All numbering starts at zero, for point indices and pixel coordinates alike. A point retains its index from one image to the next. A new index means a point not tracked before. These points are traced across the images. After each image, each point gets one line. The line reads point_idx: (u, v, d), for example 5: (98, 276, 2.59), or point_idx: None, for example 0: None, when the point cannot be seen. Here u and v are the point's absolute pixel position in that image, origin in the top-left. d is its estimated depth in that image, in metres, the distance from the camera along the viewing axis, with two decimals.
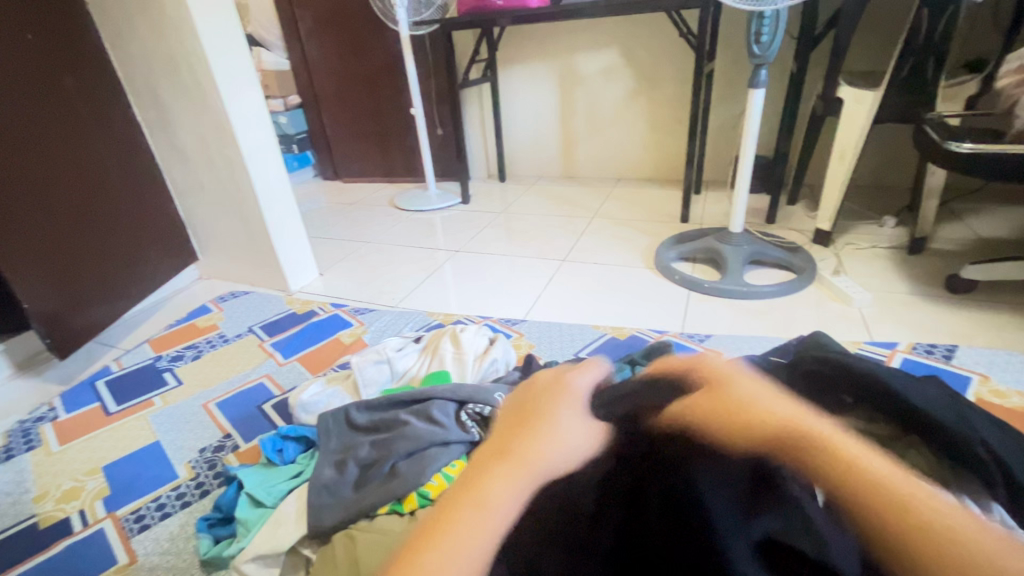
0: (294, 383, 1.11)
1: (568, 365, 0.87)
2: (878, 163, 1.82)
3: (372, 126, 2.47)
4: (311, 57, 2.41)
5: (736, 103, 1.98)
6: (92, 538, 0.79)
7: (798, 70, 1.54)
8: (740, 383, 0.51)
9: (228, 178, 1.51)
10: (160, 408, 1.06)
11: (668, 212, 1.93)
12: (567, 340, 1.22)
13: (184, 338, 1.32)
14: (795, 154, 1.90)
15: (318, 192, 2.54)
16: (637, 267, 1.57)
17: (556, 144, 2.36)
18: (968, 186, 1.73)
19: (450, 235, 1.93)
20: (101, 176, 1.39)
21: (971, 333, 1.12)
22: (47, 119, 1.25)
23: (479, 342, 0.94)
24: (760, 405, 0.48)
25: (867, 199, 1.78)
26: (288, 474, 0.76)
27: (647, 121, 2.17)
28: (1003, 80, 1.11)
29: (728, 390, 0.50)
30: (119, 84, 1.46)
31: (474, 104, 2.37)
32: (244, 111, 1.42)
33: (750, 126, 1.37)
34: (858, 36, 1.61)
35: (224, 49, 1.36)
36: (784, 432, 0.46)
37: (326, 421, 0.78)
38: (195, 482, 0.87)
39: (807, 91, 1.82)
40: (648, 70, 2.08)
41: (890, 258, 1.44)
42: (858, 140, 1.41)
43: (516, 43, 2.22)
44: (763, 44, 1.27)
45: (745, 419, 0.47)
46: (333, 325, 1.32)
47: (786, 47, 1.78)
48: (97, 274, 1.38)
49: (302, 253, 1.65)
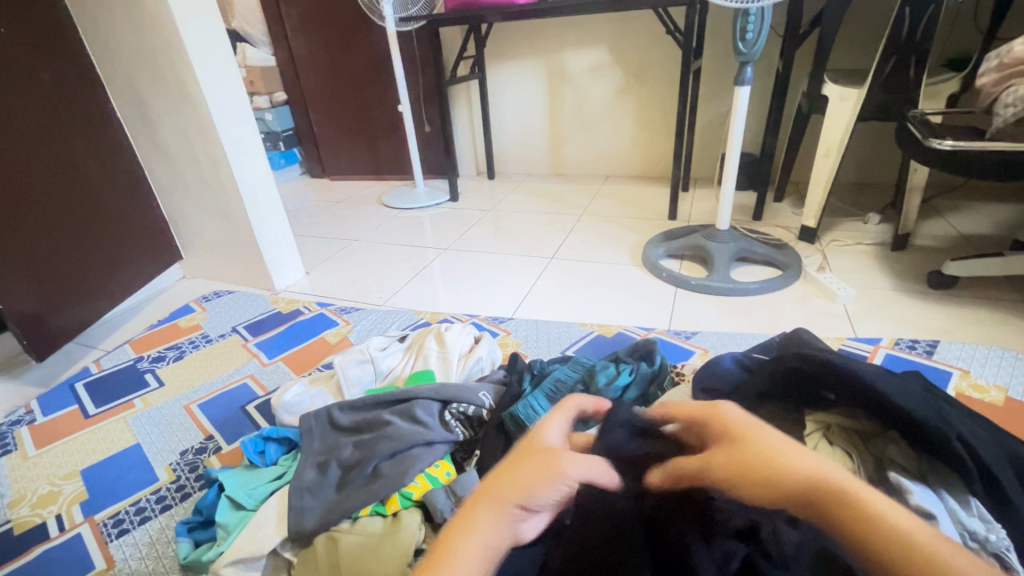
0: (278, 383, 1.10)
1: (553, 363, 0.86)
2: (863, 160, 1.83)
3: (359, 123, 2.45)
4: (297, 53, 2.38)
5: (723, 101, 1.99)
6: (69, 543, 0.78)
7: (783, 68, 1.55)
8: (766, 432, 0.39)
9: (210, 176, 1.49)
10: (141, 410, 1.04)
11: (656, 210, 1.94)
12: (554, 337, 1.22)
13: (167, 338, 1.30)
14: (781, 152, 1.91)
15: (305, 190, 2.51)
16: (624, 265, 1.57)
17: (545, 142, 2.36)
18: (951, 183, 1.75)
19: (439, 233, 1.92)
20: (79, 174, 1.36)
21: (952, 329, 1.14)
22: (23, 116, 1.22)
23: (464, 341, 0.93)
24: (775, 460, 0.36)
25: (852, 196, 1.79)
26: (270, 475, 0.75)
27: (635, 119, 2.18)
28: (983, 78, 1.12)
29: (747, 441, 0.39)
30: (97, 80, 1.43)
31: (462, 101, 2.36)
32: (227, 109, 1.40)
33: (735, 124, 1.38)
34: (842, 35, 1.63)
35: (204, 44, 1.33)
36: (790, 486, 0.35)
37: (309, 421, 0.77)
38: (176, 485, 0.86)
39: (793, 89, 1.83)
40: (635, 67, 2.08)
41: (873, 255, 1.45)
42: (842, 138, 1.42)
43: (504, 40, 2.21)
44: (748, 42, 1.27)
45: (751, 478, 0.37)
46: (319, 325, 1.31)
47: (772, 45, 1.78)
48: (77, 274, 1.36)
49: (289, 252, 1.63)
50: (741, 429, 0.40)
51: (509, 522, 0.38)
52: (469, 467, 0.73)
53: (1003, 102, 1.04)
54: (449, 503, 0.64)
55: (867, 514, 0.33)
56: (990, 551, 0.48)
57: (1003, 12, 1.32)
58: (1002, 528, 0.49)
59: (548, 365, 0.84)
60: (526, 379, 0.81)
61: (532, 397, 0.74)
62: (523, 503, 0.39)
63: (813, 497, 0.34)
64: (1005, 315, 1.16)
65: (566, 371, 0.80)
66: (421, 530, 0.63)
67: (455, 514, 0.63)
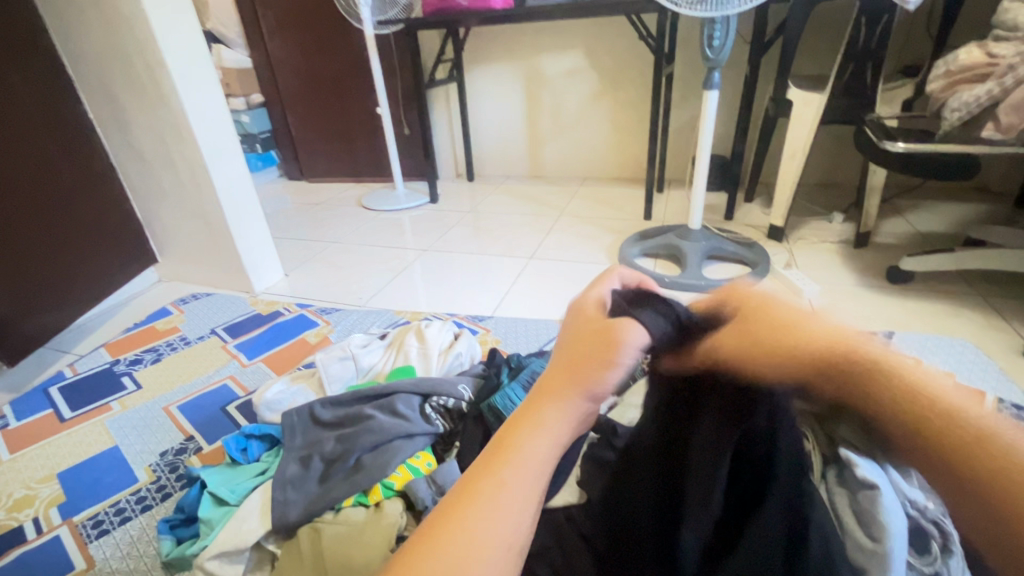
0: (258, 383, 1.10)
1: (530, 357, 0.89)
2: (828, 163, 1.91)
3: (337, 125, 2.45)
4: (274, 55, 2.38)
5: (694, 105, 2.05)
6: (47, 545, 0.78)
7: (751, 73, 1.61)
8: (785, 303, 0.35)
9: (187, 178, 1.48)
10: (119, 413, 1.04)
11: (632, 211, 1.99)
12: (532, 334, 1.25)
13: (143, 341, 1.29)
14: (750, 154, 1.98)
15: (283, 192, 2.50)
16: (601, 264, 1.61)
17: (523, 145, 2.40)
18: (910, 184, 1.83)
19: (419, 234, 1.94)
20: (50, 177, 1.34)
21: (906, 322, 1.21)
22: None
23: (444, 337, 0.95)
24: (795, 323, 0.33)
25: (818, 196, 1.87)
26: (253, 472, 0.76)
27: (611, 122, 2.23)
28: (933, 84, 1.20)
29: (759, 312, 0.36)
30: (69, 81, 1.41)
31: (442, 104, 2.38)
32: (203, 111, 1.40)
33: (705, 127, 1.43)
34: (807, 42, 1.70)
35: (178, 45, 1.32)
36: (819, 353, 0.32)
37: (300, 410, 0.80)
38: (156, 486, 0.86)
39: (761, 93, 1.90)
40: (610, 71, 2.13)
41: (836, 253, 1.52)
42: (807, 140, 1.49)
43: (482, 43, 2.24)
44: (715, 48, 1.32)
45: (759, 358, 0.35)
46: (299, 326, 1.31)
47: (740, 51, 1.85)
48: (48, 278, 1.34)
49: (268, 253, 1.62)
50: (760, 301, 0.37)
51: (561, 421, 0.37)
52: (449, 457, 0.75)
53: (950, 107, 1.10)
54: (429, 491, 0.67)
55: (901, 379, 0.30)
56: (929, 518, 0.53)
57: (952, 23, 1.40)
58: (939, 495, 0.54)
59: (524, 359, 0.88)
60: (504, 371, 0.84)
61: (509, 388, 0.77)
62: (587, 392, 0.38)
63: (826, 359, 0.32)
64: (957, 307, 1.24)
65: (542, 363, 0.84)
66: (403, 517, 0.65)
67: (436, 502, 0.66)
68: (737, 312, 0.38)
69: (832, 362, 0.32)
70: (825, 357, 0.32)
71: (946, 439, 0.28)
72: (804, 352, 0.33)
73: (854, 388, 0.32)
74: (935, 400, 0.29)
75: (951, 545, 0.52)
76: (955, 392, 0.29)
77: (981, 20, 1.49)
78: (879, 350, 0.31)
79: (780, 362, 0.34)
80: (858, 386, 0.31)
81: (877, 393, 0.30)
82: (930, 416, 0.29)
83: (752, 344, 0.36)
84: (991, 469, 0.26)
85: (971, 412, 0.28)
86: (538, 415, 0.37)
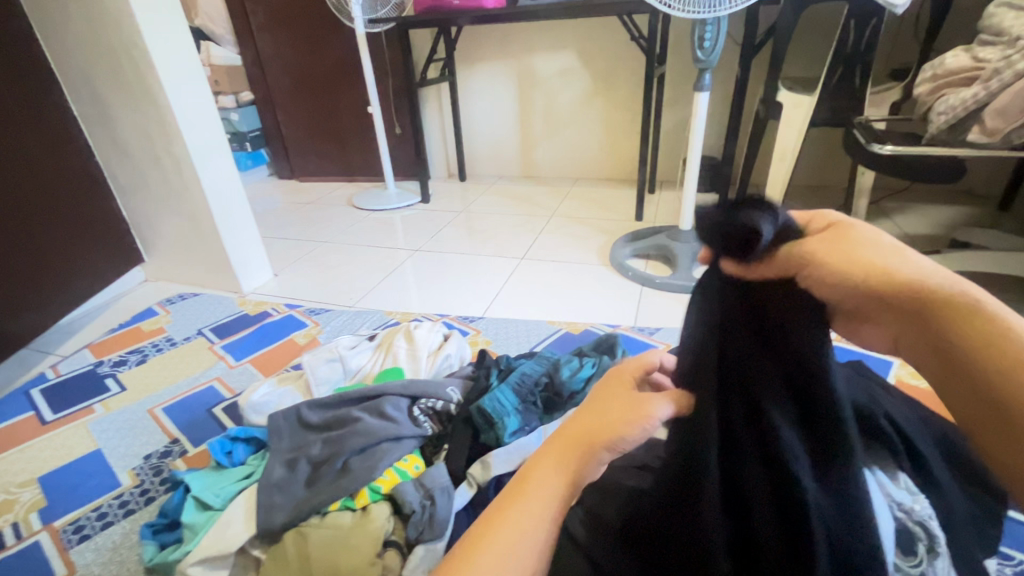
0: (246, 385, 1.09)
1: (519, 358, 0.89)
2: (817, 165, 1.92)
3: (328, 123, 2.43)
4: (263, 52, 2.35)
5: (686, 107, 2.06)
6: (27, 551, 0.76)
7: (741, 75, 1.62)
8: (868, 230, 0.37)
9: (173, 177, 1.46)
10: (102, 415, 1.02)
11: (623, 212, 1.99)
12: (523, 335, 1.25)
13: (128, 342, 1.27)
14: (741, 155, 1.99)
15: (272, 191, 2.48)
16: (593, 264, 1.61)
17: (515, 145, 2.39)
18: (897, 186, 1.85)
19: (410, 234, 1.93)
20: (33, 174, 1.32)
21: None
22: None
23: (433, 338, 0.95)
24: (886, 255, 0.35)
25: (807, 198, 1.88)
26: (237, 475, 0.74)
27: (603, 122, 2.23)
28: (920, 88, 1.21)
29: (856, 232, 0.37)
30: (52, 77, 1.39)
31: (434, 103, 2.37)
32: (190, 109, 1.38)
33: (695, 128, 1.44)
34: (797, 44, 1.71)
35: (163, 41, 1.30)
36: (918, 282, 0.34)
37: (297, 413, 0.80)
38: (140, 490, 0.85)
39: (752, 95, 1.91)
40: (602, 72, 2.13)
41: None
42: (796, 142, 1.50)
43: (474, 42, 2.23)
44: (706, 49, 1.33)
45: (868, 275, 0.35)
46: (287, 326, 1.30)
47: (730, 53, 1.86)
48: (31, 278, 1.32)
49: (256, 253, 1.61)
50: (857, 232, 0.37)
51: (591, 461, 0.41)
52: (437, 460, 0.74)
53: (937, 110, 1.11)
54: (417, 495, 0.66)
55: (976, 307, 0.33)
56: (916, 520, 0.51)
57: (939, 27, 1.42)
58: (925, 498, 0.53)
59: (514, 360, 0.87)
60: (493, 373, 0.84)
61: (498, 390, 0.77)
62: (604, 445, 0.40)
63: (928, 294, 0.34)
64: None
65: (531, 365, 0.83)
66: (390, 522, 0.64)
67: (423, 506, 0.65)
68: (828, 227, 0.38)
69: (931, 295, 0.34)
70: (924, 287, 0.34)
71: (990, 358, 0.33)
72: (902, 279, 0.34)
73: (932, 319, 0.34)
74: (999, 326, 0.33)
75: (937, 547, 0.51)
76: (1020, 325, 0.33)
77: (968, 24, 1.51)
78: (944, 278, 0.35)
79: (870, 275, 0.35)
80: (944, 320, 0.34)
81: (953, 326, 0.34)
82: (990, 349, 0.33)
83: (843, 257, 0.35)
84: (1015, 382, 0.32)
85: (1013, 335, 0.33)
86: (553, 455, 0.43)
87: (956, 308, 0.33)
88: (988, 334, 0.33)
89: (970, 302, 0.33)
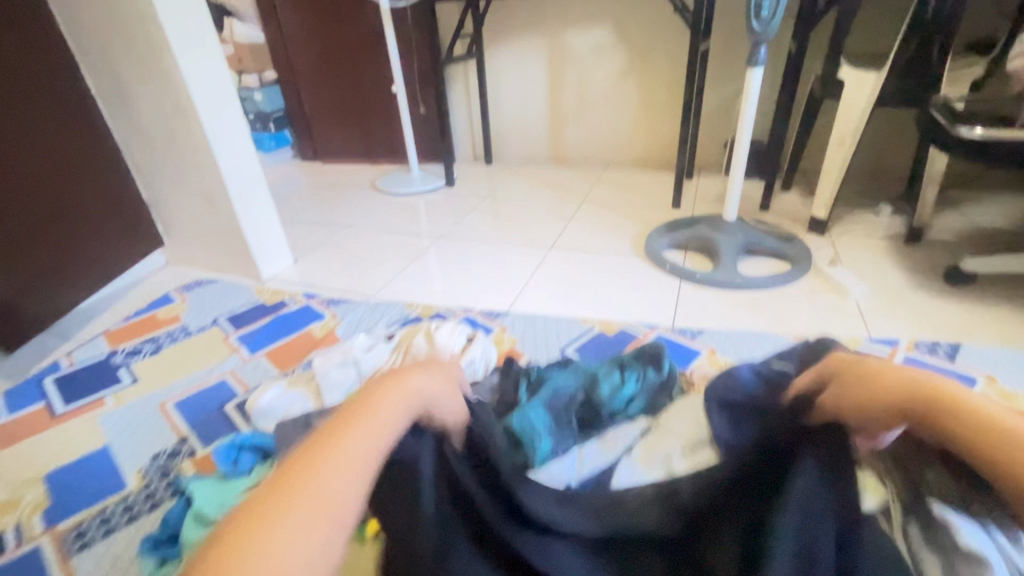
0: (260, 380, 1.04)
1: (549, 368, 0.84)
2: (875, 150, 1.76)
3: (352, 104, 2.36)
4: (286, 28, 2.28)
5: (731, 85, 1.91)
6: (27, 557, 0.72)
7: (798, 49, 1.47)
8: (950, 382, 0.46)
9: (191, 158, 1.40)
10: (112, 409, 0.98)
11: (659, 199, 1.87)
12: (552, 333, 1.16)
13: (144, 330, 1.22)
14: (792, 138, 1.83)
15: (294, 173, 2.43)
16: (627, 256, 1.51)
17: (545, 126, 2.27)
18: (966, 173, 1.69)
19: (432, 220, 1.85)
20: (44, 154, 1.27)
21: (961, 334, 1.12)
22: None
23: (456, 342, 0.87)
24: (889, 376, 0.49)
25: (863, 185, 1.74)
26: (240, 489, 0.69)
27: (639, 103, 2.10)
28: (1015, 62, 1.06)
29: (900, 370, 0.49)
30: (68, 53, 1.34)
31: (460, 82, 2.26)
32: (208, 87, 1.32)
33: (748, 107, 1.30)
34: (863, 15, 1.54)
35: (179, 13, 1.23)
36: (923, 391, 0.46)
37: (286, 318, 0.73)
38: (145, 493, 0.80)
39: (806, 72, 1.75)
40: (639, 48, 2.00)
41: (884, 251, 1.42)
42: (859, 126, 1.36)
43: (504, 18, 2.11)
44: (764, 19, 1.19)
45: (873, 397, 0.49)
46: (305, 317, 1.24)
47: (785, 25, 1.70)
48: (45, 262, 1.29)
49: (275, 238, 1.55)
50: (931, 392, 0.46)
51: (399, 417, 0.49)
52: None
53: None
54: None
55: (985, 426, 0.42)
56: None
57: None
58: None
59: (544, 371, 0.82)
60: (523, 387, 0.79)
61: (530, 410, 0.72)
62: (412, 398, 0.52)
63: (924, 408, 0.45)
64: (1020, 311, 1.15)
65: (566, 379, 0.79)
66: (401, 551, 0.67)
67: None
68: (833, 375, 0.55)
69: (927, 397, 0.45)
70: (924, 391, 0.46)
71: (988, 448, 0.41)
72: (915, 406, 0.46)
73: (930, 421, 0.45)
74: (990, 433, 0.41)
75: None
76: (1002, 413, 0.43)
77: None
78: (946, 394, 0.45)
79: (883, 412, 0.48)
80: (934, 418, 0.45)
81: (953, 429, 0.43)
82: (974, 436, 0.42)
83: (858, 396, 0.50)
84: (999, 453, 0.40)
85: (1004, 419, 0.42)
86: (326, 454, 0.41)
87: (949, 417, 0.44)
88: (960, 434, 0.43)
89: (956, 410, 0.43)
